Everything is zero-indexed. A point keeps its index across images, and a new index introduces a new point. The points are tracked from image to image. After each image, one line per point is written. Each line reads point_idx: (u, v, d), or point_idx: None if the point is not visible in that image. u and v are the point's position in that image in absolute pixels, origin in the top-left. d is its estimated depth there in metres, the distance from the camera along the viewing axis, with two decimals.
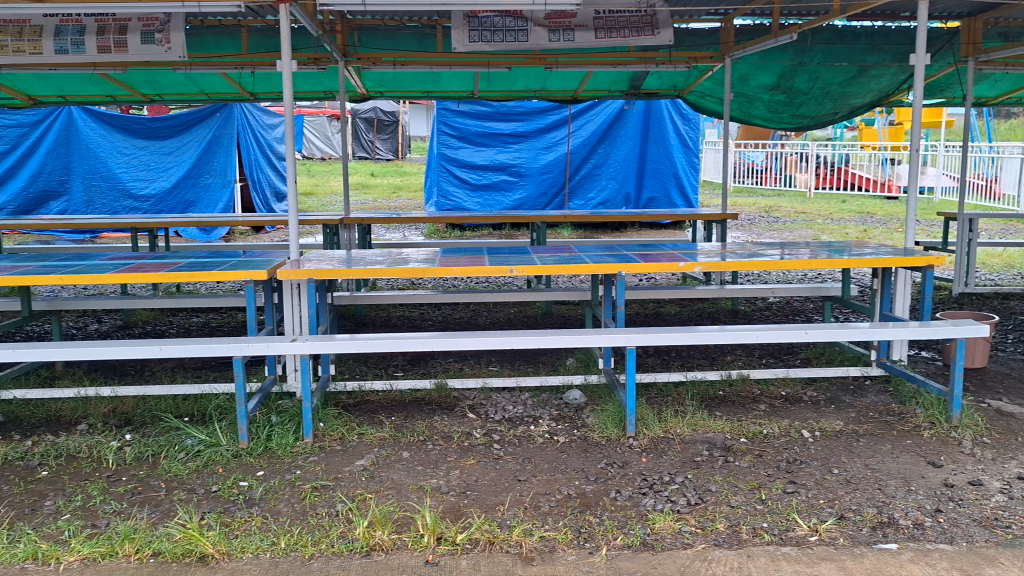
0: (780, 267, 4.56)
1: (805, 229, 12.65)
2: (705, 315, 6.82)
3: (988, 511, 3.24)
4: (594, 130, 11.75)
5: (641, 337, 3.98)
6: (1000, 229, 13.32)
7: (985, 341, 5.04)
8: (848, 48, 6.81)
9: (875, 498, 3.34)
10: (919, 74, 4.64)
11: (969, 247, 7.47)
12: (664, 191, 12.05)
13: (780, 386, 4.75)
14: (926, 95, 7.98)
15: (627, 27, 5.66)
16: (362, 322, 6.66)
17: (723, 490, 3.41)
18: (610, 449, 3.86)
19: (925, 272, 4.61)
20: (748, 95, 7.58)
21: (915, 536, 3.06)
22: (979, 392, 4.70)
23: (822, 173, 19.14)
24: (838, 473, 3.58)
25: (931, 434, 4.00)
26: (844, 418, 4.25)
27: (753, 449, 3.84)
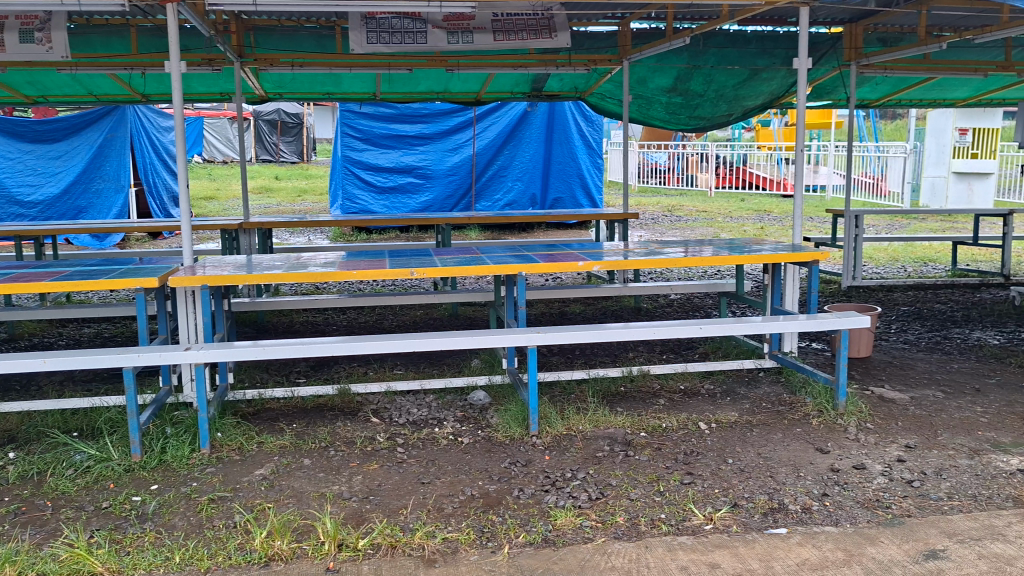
0: (675, 265, 4.67)
1: (706, 227, 13.03)
2: (609, 313, 6.95)
3: (870, 493, 3.40)
4: (499, 132, 11.78)
5: (542, 337, 4.02)
6: (886, 225, 14.00)
7: (869, 332, 5.30)
8: (740, 51, 7.06)
9: (767, 485, 3.48)
10: (801, 78, 4.82)
11: (855, 242, 7.84)
12: (570, 191, 12.20)
13: (679, 380, 4.89)
14: (815, 97, 8.32)
15: (525, 29, 5.72)
16: (264, 328, 6.52)
17: (622, 485, 3.48)
18: (514, 448, 3.89)
19: (812, 268, 4.79)
20: (646, 97, 7.75)
21: (803, 520, 3.19)
22: (864, 380, 4.94)
23: (722, 173, 19.73)
24: (732, 463, 3.71)
25: (820, 422, 4.18)
26: (739, 409, 4.40)
27: (652, 443, 3.92)
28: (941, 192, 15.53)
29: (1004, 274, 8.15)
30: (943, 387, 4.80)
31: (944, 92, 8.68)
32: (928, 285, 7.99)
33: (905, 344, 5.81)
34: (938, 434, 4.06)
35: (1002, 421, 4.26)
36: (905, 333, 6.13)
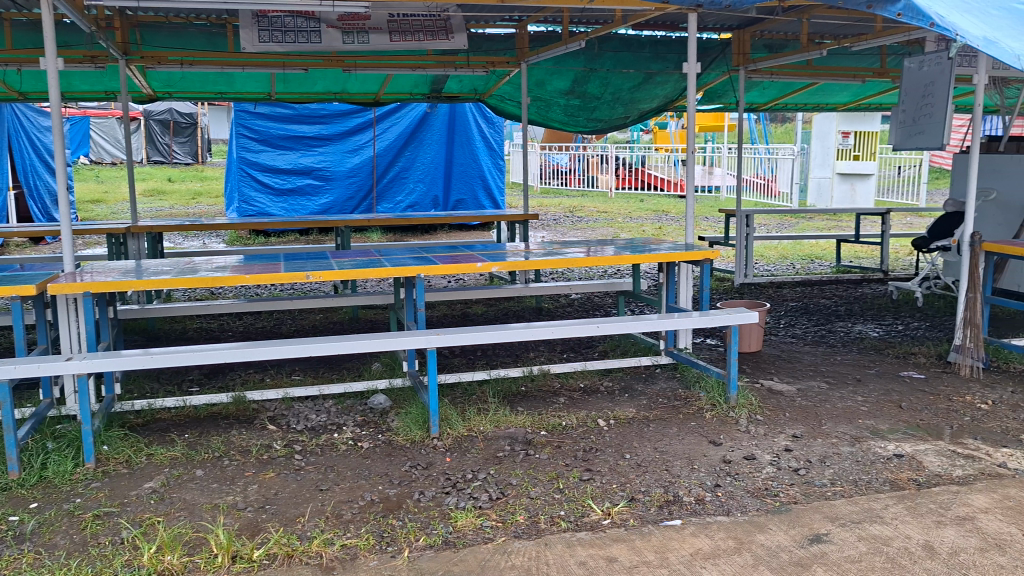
0: (573, 265, 4.73)
1: (606, 228, 13.28)
2: (510, 313, 7.00)
3: (760, 482, 3.54)
4: (399, 134, 11.72)
5: (442, 338, 4.02)
6: (777, 224, 14.55)
7: (758, 327, 5.51)
8: (634, 55, 7.21)
9: (662, 479, 3.56)
10: (691, 82, 4.96)
11: (747, 241, 8.13)
12: (472, 192, 12.21)
13: (578, 378, 4.96)
14: (707, 100, 8.59)
15: (421, 30, 5.74)
16: (155, 336, 6.29)
17: (523, 483, 3.51)
18: (415, 451, 3.87)
19: (703, 266, 4.92)
20: (545, 99, 7.83)
21: (697, 511, 3.29)
22: (754, 373, 5.14)
23: (622, 174, 20.13)
24: (629, 458, 3.79)
25: (713, 415, 4.31)
26: (637, 405, 4.50)
27: (552, 441, 3.97)
28: (826, 192, 16.22)
29: (883, 269, 8.61)
30: (827, 378, 5.04)
31: (826, 97, 9.09)
32: (814, 281, 8.36)
33: (792, 338, 6.06)
34: (823, 423, 4.25)
35: (881, 409, 4.50)
36: (793, 328, 6.38)
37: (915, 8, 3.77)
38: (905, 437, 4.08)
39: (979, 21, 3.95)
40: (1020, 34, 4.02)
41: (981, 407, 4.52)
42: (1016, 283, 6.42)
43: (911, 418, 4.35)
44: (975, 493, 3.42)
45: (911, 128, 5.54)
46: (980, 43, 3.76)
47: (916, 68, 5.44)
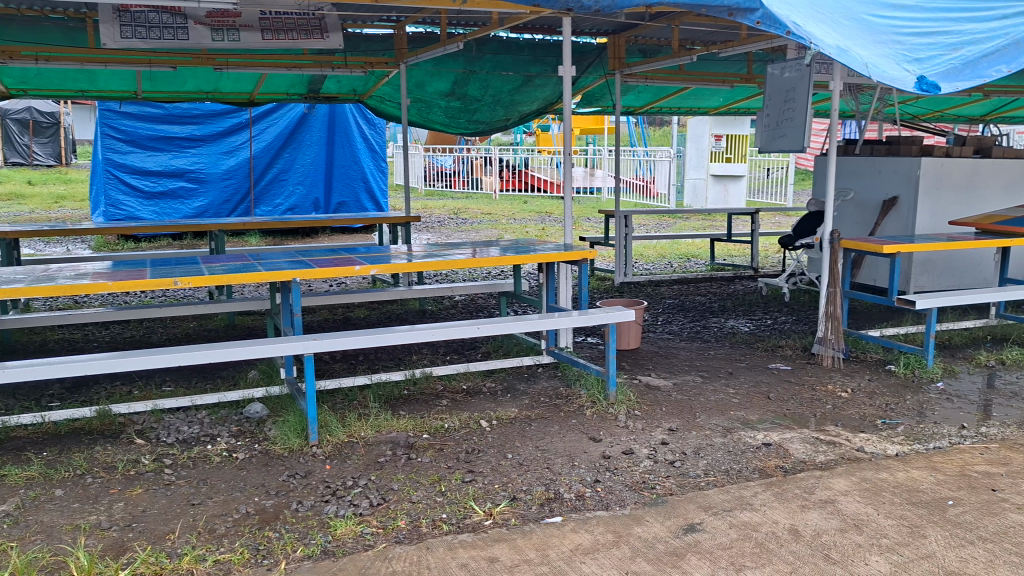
0: (453, 267, 4.72)
1: (489, 229, 13.35)
2: (394, 317, 6.92)
3: (638, 476, 3.63)
4: (277, 135, 11.43)
5: (319, 344, 3.93)
6: (656, 224, 14.95)
7: (636, 325, 5.65)
8: (513, 58, 7.26)
9: (544, 477, 3.60)
10: (566, 85, 5.02)
11: (626, 242, 8.35)
12: (354, 195, 12.01)
13: (461, 380, 4.95)
14: (585, 103, 8.75)
15: (295, 29, 5.65)
16: (11, 349, 5.89)
17: (404, 488, 3.47)
18: (293, 460, 3.78)
19: (581, 266, 5.00)
20: (425, 100, 7.79)
21: (577, 506, 3.34)
22: (633, 369, 5.27)
23: (506, 176, 20.24)
24: (511, 457, 3.81)
25: (593, 412, 4.38)
26: (519, 405, 4.53)
27: (435, 444, 3.95)
28: (701, 193, 16.82)
29: (753, 267, 8.99)
30: (701, 372, 5.22)
31: (698, 102, 9.43)
32: (689, 279, 8.64)
33: (669, 334, 6.25)
34: (697, 416, 4.39)
35: (751, 401, 4.69)
36: (670, 325, 6.59)
37: (773, 16, 3.94)
38: (773, 427, 4.27)
39: (831, 30, 4.19)
40: (868, 42, 4.29)
41: (842, 396, 4.78)
42: (872, 278, 6.84)
43: (778, 408, 4.56)
44: (836, 477, 3.61)
45: (775, 132, 5.79)
46: (832, 51, 4.00)
47: (779, 73, 5.71)
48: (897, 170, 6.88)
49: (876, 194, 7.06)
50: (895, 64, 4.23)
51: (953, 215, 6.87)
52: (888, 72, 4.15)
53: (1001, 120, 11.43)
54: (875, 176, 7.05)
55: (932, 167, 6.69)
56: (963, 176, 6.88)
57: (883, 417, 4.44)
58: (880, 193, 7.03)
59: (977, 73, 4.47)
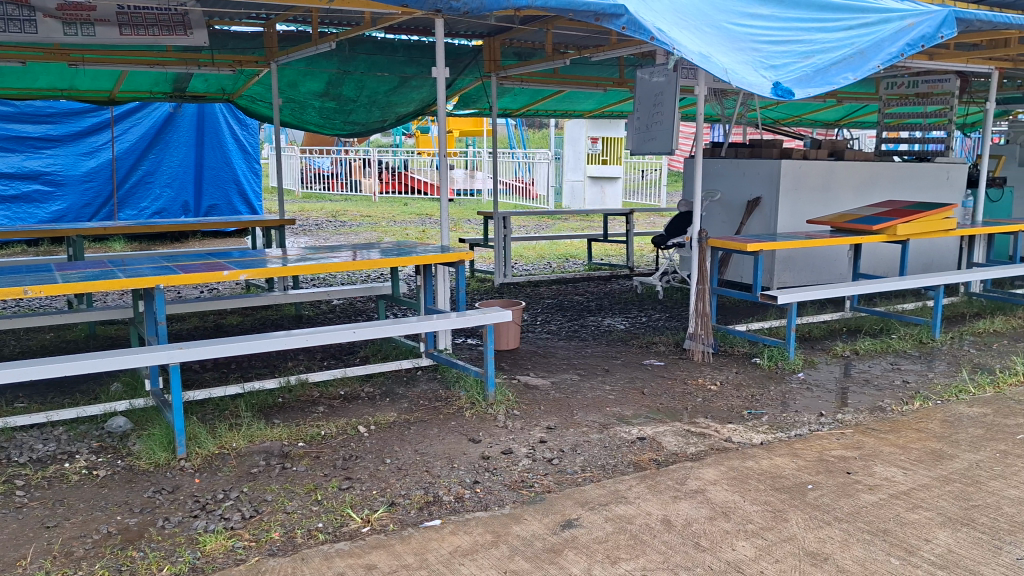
0: (327, 270, 4.62)
1: (368, 232, 13.18)
2: (269, 323, 6.73)
3: (516, 475, 3.65)
4: (141, 135, 10.95)
5: (184, 353, 3.76)
6: (535, 225, 15.13)
7: (514, 325, 5.70)
8: (388, 59, 7.19)
9: (423, 480, 3.58)
10: (441, 86, 4.99)
11: (505, 243, 8.42)
12: (226, 198, 11.75)
13: (338, 386, 4.85)
14: (462, 104, 8.78)
15: (156, 25, 5.40)
16: None
17: (279, 499, 3.38)
18: (159, 475, 3.61)
19: (458, 268, 4.99)
20: (298, 100, 7.61)
21: (456, 509, 3.34)
22: (512, 369, 5.31)
23: (385, 178, 20.04)
24: (390, 462, 3.77)
25: (472, 413, 4.39)
26: (398, 409, 4.49)
27: (310, 452, 3.86)
28: (580, 195, 17.24)
29: (629, 266, 9.23)
30: (578, 370, 5.32)
31: (573, 104, 9.59)
32: (567, 279, 8.79)
33: (548, 334, 6.34)
34: (574, 413, 4.47)
35: (626, 396, 4.81)
36: (548, 324, 6.68)
37: (637, 21, 4.08)
38: (647, 421, 4.39)
39: (692, 38, 4.37)
40: (728, 49, 4.48)
41: (711, 388, 4.98)
42: (739, 275, 7.14)
43: (652, 402, 4.70)
44: (705, 467, 3.75)
45: (645, 134, 5.95)
46: (695, 57, 4.17)
47: (648, 78, 5.88)
48: (760, 172, 7.21)
49: (742, 195, 7.38)
50: (753, 71, 4.44)
51: (811, 214, 7.25)
52: (746, 78, 4.33)
53: (853, 124, 12.16)
54: (740, 177, 7.37)
55: (792, 168, 7.04)
56: (820, 177, 7.26)
57: (749, 408, 4.64)
58: (745, 193, 7.35)
59: (827, 80, 4.68)
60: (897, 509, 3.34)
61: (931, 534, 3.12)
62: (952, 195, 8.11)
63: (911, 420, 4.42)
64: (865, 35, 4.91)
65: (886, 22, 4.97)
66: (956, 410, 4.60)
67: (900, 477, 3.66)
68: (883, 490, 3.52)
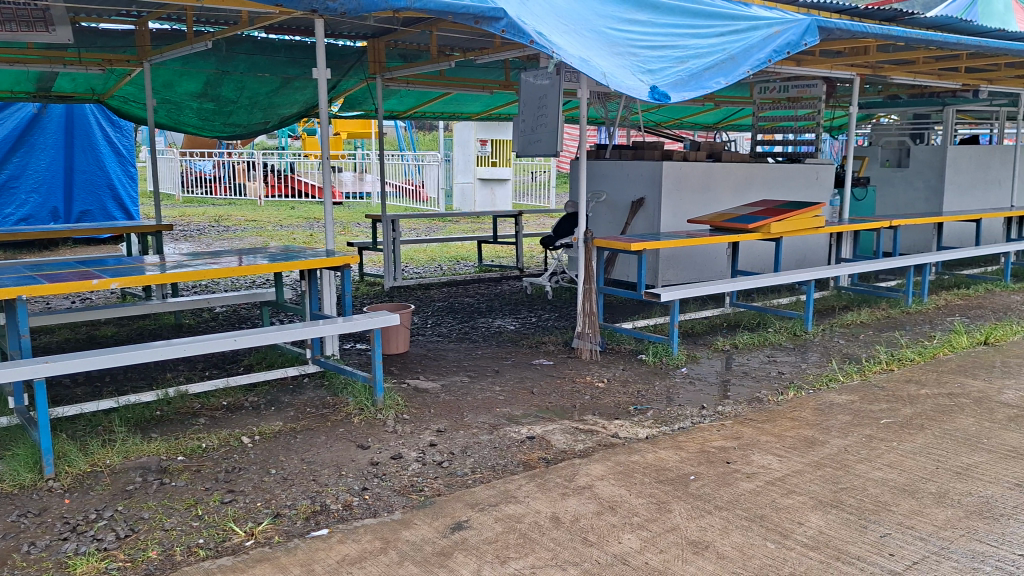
0: (207, 277, 4.46)
1: (253, 237, 12.84)
2: (146, 333, 6.44)
3: (406, 480, 3.62)
4: (4, 136, 10.25)
5: (50, 367, 3.54)
6: (426, 228, 15.07)
7: (403, 329, 5.65)
8: (268, 60, 7.04)
9: (309, 490, 3.51)
10: (322, 87, 4.90)
11: (393, 246, 8.35)
12: (99, 203, 11.21)
13: (220, 396, 4.69)
14: (347, 106, 8.67)
15: (15, 20, 5.07)
16: None
17: (156, 516, 3.24)
18: (24, 497, 3.40)
19: (343, 272, 4.91)
20: (174, 101, 7.31)
21: (344, 517, 3.29)
22: (402, 373, 5.27)
23: (270, 181, 19.59)
24: (275, 473, 3.67)
25: (360, 419, 4.33)
26: (283, 418, 4.38)
27: (190, 466, 3.72)
28: (470, 197, 17.17)
29: (518, 267, 9.31)
30: (468, 372, 5.33)
31: (460, 106, 9.60)
32: (458, 281, 8.79)
33: (438, 337, 6.31)
34: (464, 415, 4.47)
35: (516, 396, 4.85)
36: (439, 327, 6.67)
37: (516, 25, 4.13)
38: (536, 420, 4.44)
39: (571, 43, 4.45)
40: (606, 54, 4.60)
41: (598, 386, 5.08)
42: (625, 274, 7.31)
43: (541, 401, 4.75)
44: (593, 463, 3.82)
45: (531, 137, 6.00)
46: (575, 61, 4.26)
47: (533, 80, 5.93)
48: (643, 174, 7.40)
49: (626, 196, 7.56)
50: (631, 75, 4.56)
51: (692, 214, 7.49)
52: (625, 82, 4.45)
53: (730, 127, 12.65)
54: (625, 179, 7.55)
55: (672, 170, 7.26)
56: (699, 178, 7.52)
57: (634, 404, 4.76)
58: (630, 194, 7.54)
59: (700, 85, 4.87)
60: (773, 495, 3.49)
61: (804, 517, 3.28)
62: (822, 194, 8.54)
63: (785, 410, 4.63)
64: (735, 42, 5.13)
65: (755, 29, 5.20)
66: (826, 398, 4.84)
67: (776, 464, 3.83)
68: (760, 477, 3.67)
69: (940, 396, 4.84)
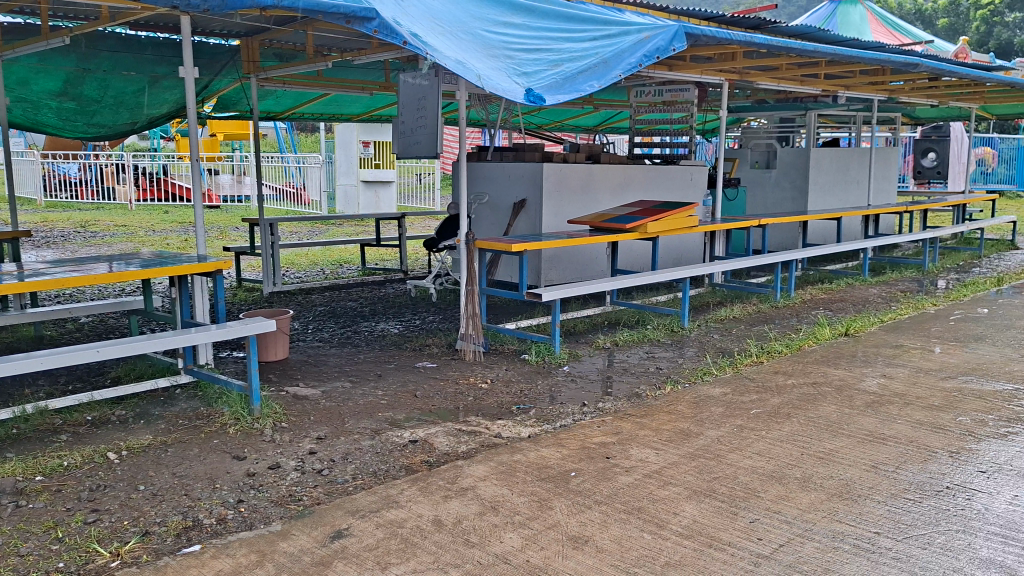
0: (68, 286, 4.22)
1: (123, 242, 12.26)
2: (3, 347, 6.03)
3: (284, 490, 3.53)
4: None
5: None
6: (308, 232, 14.79)
7: (282, 335, 5.51)
8: (135, 57, 6.73)
9: (181, 505, 3.37)
10: (189, 86, 4.73)
11: (273, 250, 8.13)
12: None
13: (85, 411, 4.45)
14: (221, 106, 8.40)
15: None
16: None
17: (11, 541, 3.04)
18: None
19: (216, 278, 4.73)
20: (31, 100, 6.84)
21: (218, 531, 3.17)
22: (281, 381, 5.13)
23: (142, 184, 18.77)
24: (144, 489, 3.51)
25: (236, 429, 4.19)
26: (153, 431, 4.20)
27: (50, 486, 3.52)
28: (353, 199, 16.93)
29: (402, 270, 9.25)
30: (350, 377, 5.25)
31: (339, 108, 9.46)
32: (340, 285, 8.64)
33: (319, 342, 6.19)
34: (345, 421, 4.40)
35: (399, 400, 4.81)
36: (320, 332, 6.54)
37: (388, 26, 4.10)
38: (419, 424, 4.41)
39: (445, 45, 4.46)
40: (481, 56, 4.62)
41: (482, 386, 5.10)
42: (508, 275, 7.37)
43: (424, 404, 4.73)
44: (475, 464, 3.82)
45: (410, 138, 5.96)
46: (449, 62, 4.26)
47: (412, 80, 5.86)
48: (524, 175, 7.47)
49: (508, 197, 7.62)
50: (506, 77, 4.59)
51: (572, 215, 7.62)
52: (500, 84, 4.48)
53: (609, 129, 12.98)
54: (506, 181, 7.61)
55: (552, 171, 7.36)
56: (579, 180, 7.65)
57: (517, 403, 4.80)
58: (511, 196, 7.60)
59: (576, 87, 4.93)
60: (650, 487, 3.59)
61: (679, 507, 3.38)
62: (696, 195, 8.84)
63: (663, 404, 4.76)
64: (608, 46, 5.23)
65: (625, 34, 5.32)
66: (702, 391, 5.01)
67: (653, 457, 3.94)
68: (638, 471, 3.77)
69: (804, 385, 5.09)
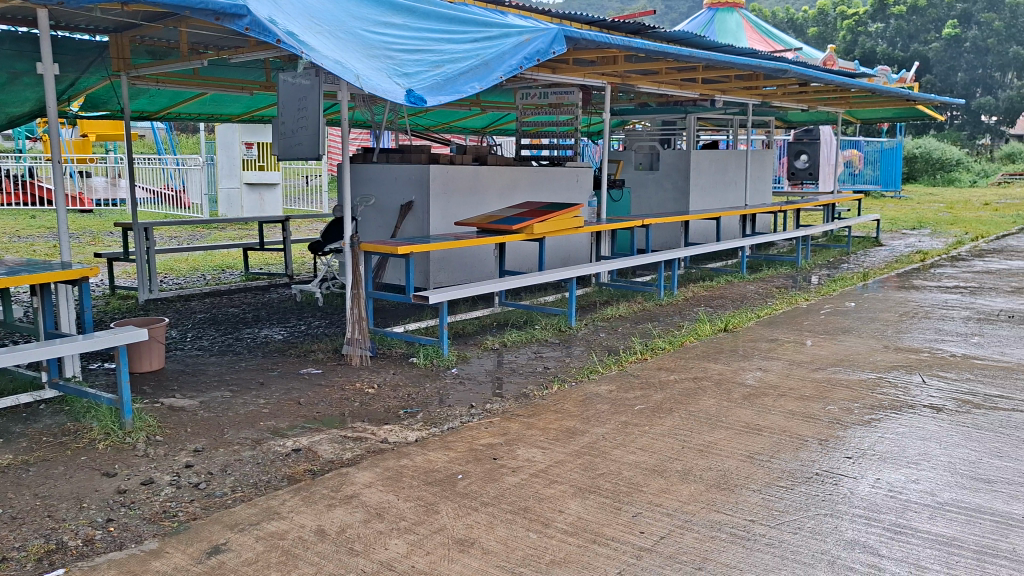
0: None
1: None
2: None
3: (157, 506, 3.38)
4: None
5: None
6: (189, 237, 14.22)
7: (156, 344, 5.29)
8: None
9: (43, 527, 3.18)
10: (48, 83, 4.48)
11: (148, 255, 7.78)
12: None
13: None
14: (89, 104, 7.99)
15: None
16: None
17: None
18: None
19: (81, 286, 4.48)
20: None
21: (84, 553, 3.01)
22: (156, 392, 4.91)
23: (6, 187, 17.64)
24: (2, 512, 3.29)
25: (106, 445, 3.99)
26: (14, 450, 3.94)
27: None
28: (236, 202, 16.39)
29: (287, 274, 9.02)
30: (230, 386, 5.06)
31: (218, 108, 9.15)
32: (222, 291, 8.35)
33: (197, 351, 5.95)
34: (224, 432, 4.25)
35: (282, 408, 4.68)
36: (199, 340, 6.30)
37: (260, 23, 3.98)
38: (302, 432, 4.30)
39: (322, 45, 4.38)
40: (359, 56, 4.53)
41: (369, 391, 5.02)
42: (395, 278, 7.29)
43: (309, 412, 4.62)
44: (361, 471, 3.75)
45: (291, 139, 5.81)
46: (325, 61, 4.16)
47: (290, 80, 5.75)
48: (410, 177, 7.42)
49: (395, 200, 7.54)
50: (384, 77, 4.53)
51: (460, 216, 7.61)
52: (379, 84, 4.41)
53: (496, 131, 13.03)
54: (393, 182, 7.53)
55: (439, 173, 7.34)
56: (466, 181, 7.65)
57: (404, 407, 4.75)
58: (398, 198, 7.52)
59: (457, 88, 4.89)
60: (536, 486, 3.61)
61: (564, 505, 3.42)
62: (581, 196, 8.98)
63: (550, 404, 4.81)
64: (489, 48, 5.22)
65: (506, 36, 5.33)
66: (589, 389, 5.09)
67: (539, 456, 3.97)
68: (524, 471, 3.79)
69: (686, 380, 5.25)
